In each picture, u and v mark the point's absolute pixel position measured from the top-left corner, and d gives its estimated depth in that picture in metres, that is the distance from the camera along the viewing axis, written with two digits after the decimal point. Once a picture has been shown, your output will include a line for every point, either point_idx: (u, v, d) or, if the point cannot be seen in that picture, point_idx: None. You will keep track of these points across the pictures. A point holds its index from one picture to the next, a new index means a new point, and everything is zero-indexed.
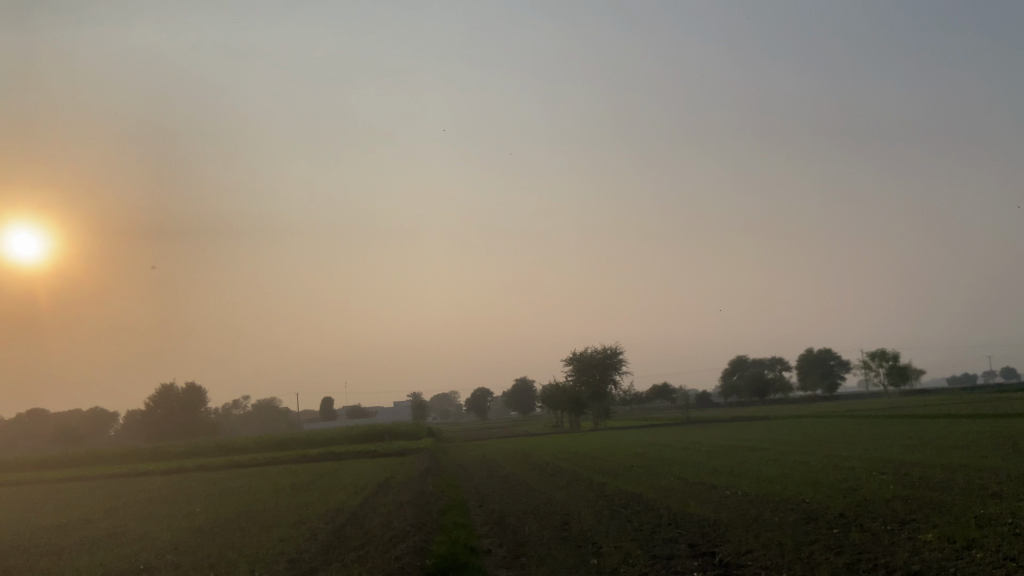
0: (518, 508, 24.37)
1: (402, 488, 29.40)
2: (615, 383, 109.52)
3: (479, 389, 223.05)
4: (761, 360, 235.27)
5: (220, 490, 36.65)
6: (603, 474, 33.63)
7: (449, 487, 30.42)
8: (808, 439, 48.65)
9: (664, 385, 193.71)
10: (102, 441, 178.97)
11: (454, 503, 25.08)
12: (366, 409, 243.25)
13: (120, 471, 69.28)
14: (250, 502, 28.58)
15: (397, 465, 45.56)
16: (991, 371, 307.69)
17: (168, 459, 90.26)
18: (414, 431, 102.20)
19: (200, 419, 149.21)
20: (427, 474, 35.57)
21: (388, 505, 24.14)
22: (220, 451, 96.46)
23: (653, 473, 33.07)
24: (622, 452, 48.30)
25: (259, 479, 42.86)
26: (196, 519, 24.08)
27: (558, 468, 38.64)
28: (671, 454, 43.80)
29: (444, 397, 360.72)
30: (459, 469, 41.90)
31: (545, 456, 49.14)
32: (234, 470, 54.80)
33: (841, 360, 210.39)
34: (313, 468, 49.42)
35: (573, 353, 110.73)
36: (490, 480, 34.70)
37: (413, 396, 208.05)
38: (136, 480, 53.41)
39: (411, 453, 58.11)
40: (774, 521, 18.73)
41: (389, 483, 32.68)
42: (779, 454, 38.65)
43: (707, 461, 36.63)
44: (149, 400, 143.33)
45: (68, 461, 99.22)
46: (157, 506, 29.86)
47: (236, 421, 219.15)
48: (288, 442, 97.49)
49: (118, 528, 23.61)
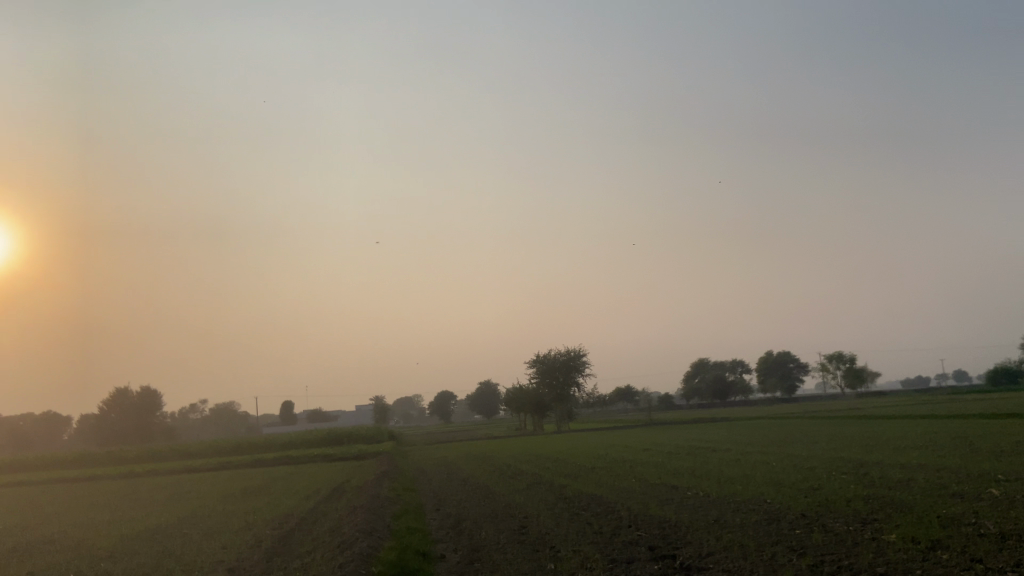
0: (476, 512, 23.69)
1: (356, 492, 28.52)
2: (578, 385, 109.36)
3: (443, 392, 221.82)
4: (722, 363, 237.93)
5: (170, 494, 35.34)
6: (564, 476, 33.11)
7: (406, 491, 29.61)
8: (770, 440, 48.74)
9: (627, 388, 194.67)
10: (55, 446, 174.24)
11: (408, 507, 24.30)
12: (328, 413, 240.53)
13: (70, 476, 67.05)
14: (199, 507, 27.54)
15: (356, 468, 44.60)
16: (943, 374, 315.45)
17: (122, 464, 87.75)
18: (376, 435, 100.88)
19: (157, 423, 146.01)
20: (385, 477, 34.73)
21: (340, 509, 23.29)
22: (176, 456, 94.16)
23: (615, 475, 32.64)
24: (584, 454, 47.85)
25: (212, 483, 41.56)
26: (138, 525, 22.98)
27: (519, 470, 38.03)
28: (633, 455, 43.47)
29: (407, 401, 358.25)
30: (418, 472, 41.09)
31: (506, 458, 48.59)
32: (187, 474, 53.22)
33: (800, 363, 213.60)
34: (269, 471, 48.12)
35: (536, 355, 110.39)
36: (449, 482, 33.98)
37: (376, 399, 206.09)
38: (84, 485, 51.60)
39: (371, 456, 57.00)
40: (736, 523, 18.31)
41: (344, 487, 31.77)
42: (741, 455, 38.51)
43: (668, 463, 36.30)
44: (104, 404, 140.06)
45: (16, 467, 96.05)
46: (99, 512, 28.58)
47: (195, 425, 215.22)
48: (246, 446, 95.53)
49: (53, 533, 22.42)
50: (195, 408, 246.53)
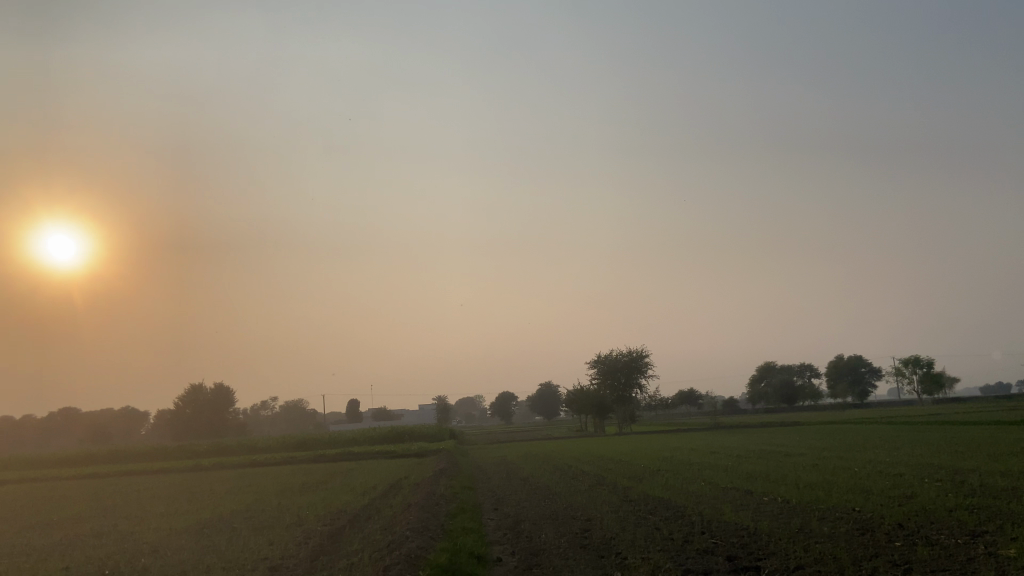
0: (536, 513, 22.38)
1: (412, 489, 27.54)
2: (640, 387, 106.93)
3: (503, 393, 221.03)
4: (790, 367, 230.96)
5: (228, 488, 35.04)
6: (628, 478, 31.50)
7: (463, 489, 28.51)
8: (847, 445, 46.07)
9: (691, 391, 190.65)
10: (131, 441, 179.95)
11: (464, 506, 23.11)
12: (392, 412, 242.57)
13: (139, 469, 68.24)
14: (254, 501, 26.98)
15: (413, 465, 43.76)
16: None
17: (190, 458, 89.29)
18: (437, 433, 100.39)
19: (229, 420, 148.95)
20: (441, 475, 33.68)
21: (394, 507, 22.26)
22: (241, 451, 95.42)
23: (683, 478, 30.89)
24: (650, 455, 46.06)
25: (271, 477, 41.33)
26: (188, 519, 22.39)
27: (580, 471, 36.61)
28: (701, 458, 41.46)
29: (469, 402, 359.10)
30: (477, 470, 40.07)
31: (567, 459, 47.07)
32: (248, 468, 53.26)
33: (873, 368, 205.55)
34: (328, 467, 47.68)
35: (598, 355, 108.48)
36: (508, 482, 32.72)
37: (437, 399, 206.63)
38: (151, 477, 52.29)
39: (430, 455, 56.12)
40: (823, 533, 16.52)
41: (399, 484, 30.80)
42: (818, 460, 36.17)
43: (739, 467, 34.26)
44: (178, 400, 143.77)
45: (91, 460, 98.86)
46: (156, 504, 28.29)
47: (264, 422, 219.68)
48: (310, 442, 96.23)
49: (105, 526, 22.00)
50: (264, 405, 252.14)
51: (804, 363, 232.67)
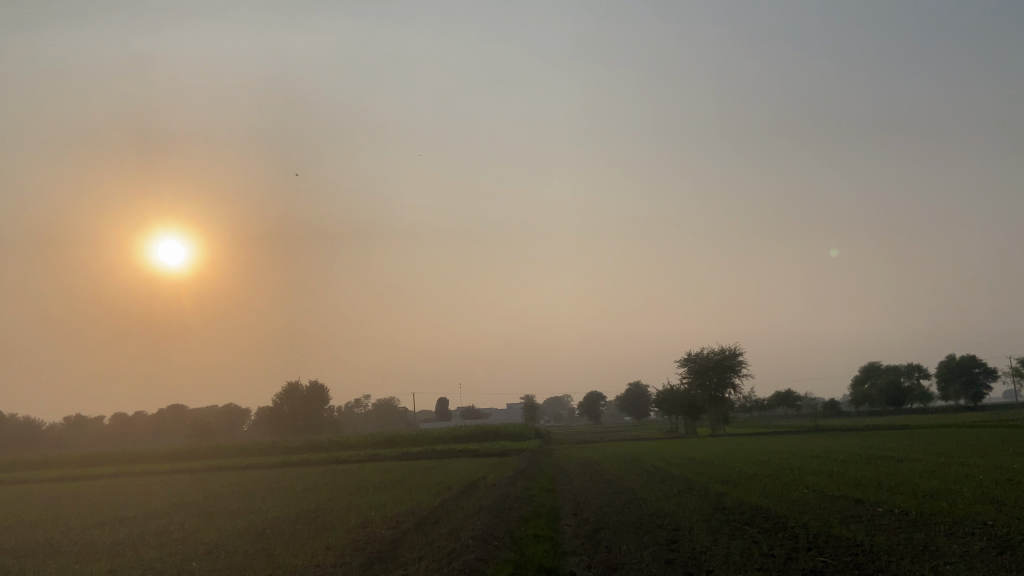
0: (618, 520, 20.51)
1: (488, 490, 26.07)
2: (734, 386, 102.72)
3: (592, 392, 218.21)
4: (896, 368, 218.77)
5: (307, 485, 34.60)
6: (721, 483, 29.16)
7: (542, 491, 26.89)
8: (966, 450, 41.96)
9: (788, 392, 183.09)
10: (233, 437, 186.73)
11: (540, 510, 21.48)
12: (481, 412, 243.30)
13: (233, 464, 69.73)
14: (325, 499, 26.18)
15: (495, 464, 42.56)
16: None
17: (283, 454, 91.06)
18: (524, 432, 99.18)
19: (324, 418, 152.18)
20: (521, 476, 32.21)
21: (465, 509, 20.86)
22: (332, 448, 96.77)
23: (781, 483, 28.41)
24: (744, 459, 43.30)
25: (352, 475, 40.83)
26: (254, 518, 21.63)
27: (668, 474, 34.43)
28: (801, 463, 38.46)
29: (558, 402, 357.43)
30: (560, 472, 38.39)
31: (656, 461, 44.73)
32: (333, 465, 53.26)
33: (989, 368, 192.06)
34: (409, 466, 46.98)
35: (688, 354, 104.97)
36: (591, 485, 30.93)
37: (526, 399, 205.72)
38: (239, 473, 52.91)
39: (513, 454, 54.71)
40: (953, 550, 14.14)
41: (476, 485, 29.47)
42: (935, 466, 32.74)
43: (845, 472, 31.37)
44: (276, 397, 147.71)
45: (193, 455, 102.44)
46: (232, 502, 27.92)
47: (357, 420, 223.99)
48: (398, 440, 96.64)
49: (171, 525, 21.50)
50: (358, 403, 257.53)
51: (911, 363, 219.97)
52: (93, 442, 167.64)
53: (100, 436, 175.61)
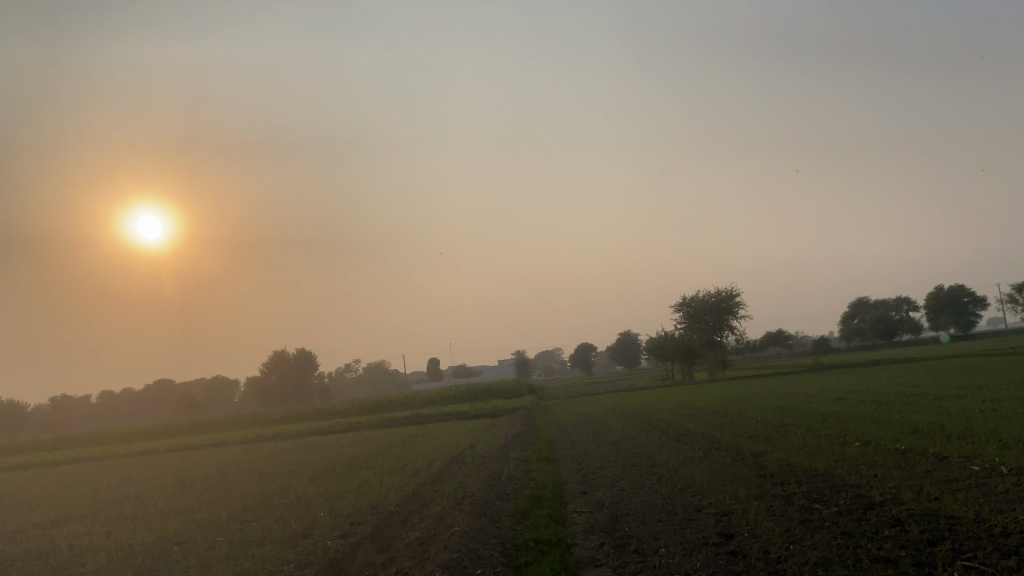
0: (643, 503, 15.91)
1: (474, 468, 21.46)
2: (732, 329, 98.65)
3: (583, 344, 215.00)
4: (886, 301, 216.66)
5: (266, 468, 30.01)
6: (751, 441, 24.65)
7: (541, 463, 22.26)
8: (1005, 381, 37.91)
9: (780, 332, 180.75)
10: (223, 409, 182.78)
11: (540, 493, 16.83)
12: (472, 369, 240.18)
13: (210, 440, 65.17)
14: (275, 491, 21.61)
15: (485, 429, 38.06)
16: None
17: (267, 426, 86.52)
18: (516, 387, 95.01)
19: (315, 385, 147.89)
20: (516, 443, 27.58)
21: (444, 501, 16.06)
22: (319, 417, 92.40)
23: (825, 436, 23.90)
24: (761, 406, 38.92)
25: (326, 450, 36.39)
26: (171, 528, 16.97)
27: (683, 430, 30.00)
28: (828, 408, 34.28)
29: (549, 355, 354.76)
30: (559, 434, 33.89)
31: (663, 414, 40.38)
32: (310, 438, 48.72)
33: (978, 297, 189.87)
34: (391, 435, 42.41)
35: (683, 298, 100.51)
36: (598, 450, 26.42)
37: (517, 353, 202.11)
38: (211, 451, 48.49)
39: (506, 415, 50.35)
40: None
41: (461, 459, 24.79)
42: (992, 404, 28.48)
43: (891, 418, 27.04)
44: (263, 366, 142.75)
45: (176, 431, 98.00)
46: (166, 496, 23.55)
47: (348, 384, 220.51)
48: (386, 404, 92.30)
49: (59, 542, 16.85)
50: (349, 368, 254.15)
51: (901, 295, 217.82)
52: (80, 421, 163.32)
53: (87, 414, 171.16)
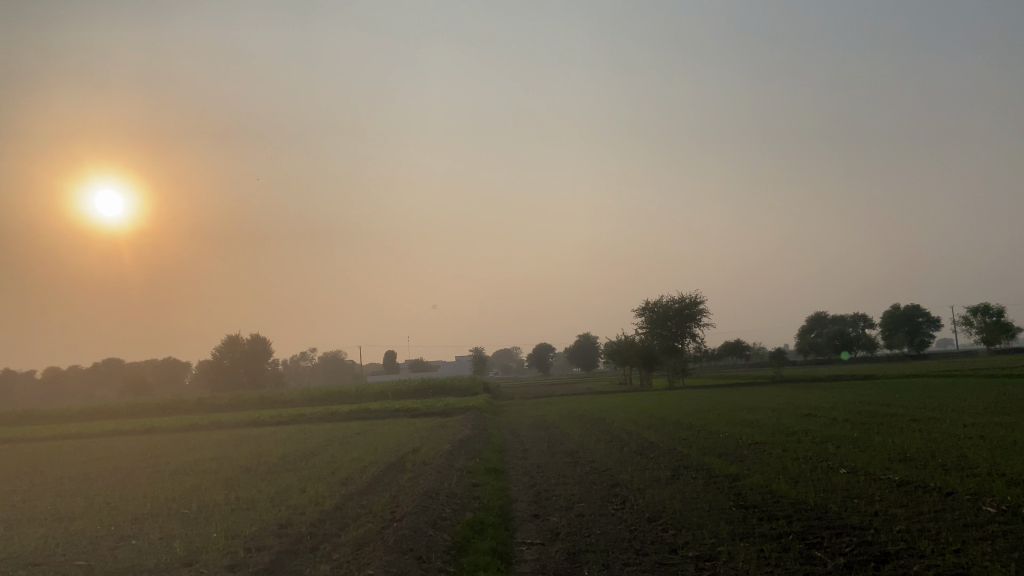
0: (606, 534, 13.44)
1: (412, 480, 18.75)
2: (693, 336, 96.99)
3: (543, 344, 213.17)
4: (842, 317, 218.77)
5: (184, 464, 26.89)
6: (723, 461, 22.27)
7: (489, 478, 19.56)
8: (980, 405, 36.36)
9: (738, 342, 180.92)
10: (170, 392, 176.81)
11: (485, 518, 14.20)
12: (430, 364, 237.03)
13: (144, 425, 61.17)
14: (179, 496, 18.68)
15: (432, 430, 35.21)
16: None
17: (210, 413, 82.41)
18: (472, 385, 92.09)
19: (267, 372, 143.15)
20: (462, 449, 24.85)
21: (368, 523, 13.33)
22: (266, 406, 88.50)
23: (804, 459, 21.68)
24: (727, 419, 36.72)
25: (257, 445, 33.37)
26: (32, 541, 14.02)
27: (647, 443, 27.59)
28: (800, 425, 32.13)
29: (507, 353, 351.81)
30: (511, 440, 31.25)
31: (624, 423, 37.91)
32: (246, 430, 45.37)
33: (932, 318, 192.89)
34: (332, 431, 39.31)
35: (647, 302, 98.67)
36: (553, 462, 23.87)
37: (475, 349, 199.15)
38: (139, 438, 44.98)
39: (458, 415, 47.57)
40: None
41: (400, 466, 22.04)
42: (977, 431, 26.57)
43: (873, 442, 24.95)
44: (215, 351, 137.89)
45: (115, 414, 93.29)
46: (56, 495, 20.49)
47: (303, 373, 215.68)
48: (337, 396, 88.88)
49: None
50: (304, 356, 249.39)
51: (857, 313, 219.75)
52: (17, 398, 156.22)
53: (26, 390, 164.01)
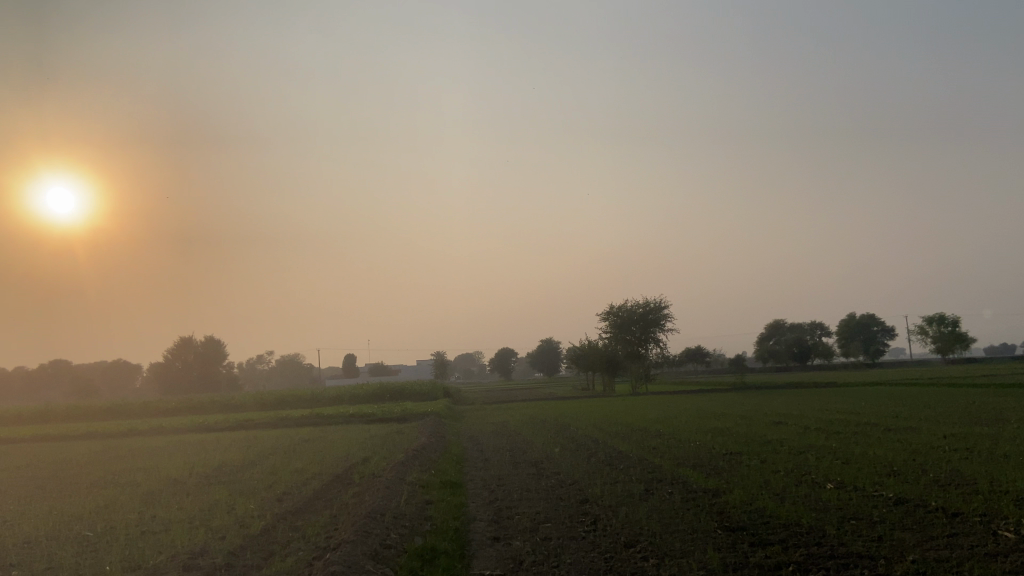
0: (578, 564, 11.54)
1: (357, 496, 16.67)
2: (657, 342, 95.88)
3: (504, 349, 211.42)
4: (800, 325, 220.96)
5: (108, 474, 24.47)
6: (699, 474, 20.52)
7: (443, 493, 17.52)
8: (952, 415, 35.50)
9: (699, 349, 181.10)
10: (121, 395, 170.98)
11: (436, 543, 12.21)
12: (390, 368, 233.54)
13: (84, 429, 57.91)
14: (87, 515, 16.36)
15: (385, 437, 33.06)
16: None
17: (158, 417, 78.96)
18: (432, 390, 89.82)
19: (221, 375, 138.91)
20: (417, 460, 22.82)
21: (296, 553, 11.30)
22: (218, 410, 85.26)
23: (786, 472, 20.07)
24: (696, 427, 35.14)
25: (196, 453, 30.96)
26: None
27: (615, 454, 25.79)
28: (773, 434, 30.61)
29: (469, 357, 348.94)
30: (470, 449, 29.25)
31: (587, 430, 36.17)
32: (190, 435, 42.73)
33: (887, 327, 195.68)
34: (279, 438, 36.94)
35: (611, 306, 97.42)
36: (516, 473, 21.99)
37: (436, 354, 196.49)
38: (73, 444, 42.06)
39: (415, 420, 45.46)
40: None
41: (347, 479, 19.97)
42: (960, 442, 25.29)
43: (855, 453, 23.45)
44: (167, 352, 133.57)
45: (56, 417, 89.04)
46: None
47: (260, 376, 210.83)
48: (291, 400, 85.94)
49: None
50: (261, 359, 243.96)
51: (815, 321, 222.13)
52: None
53: None
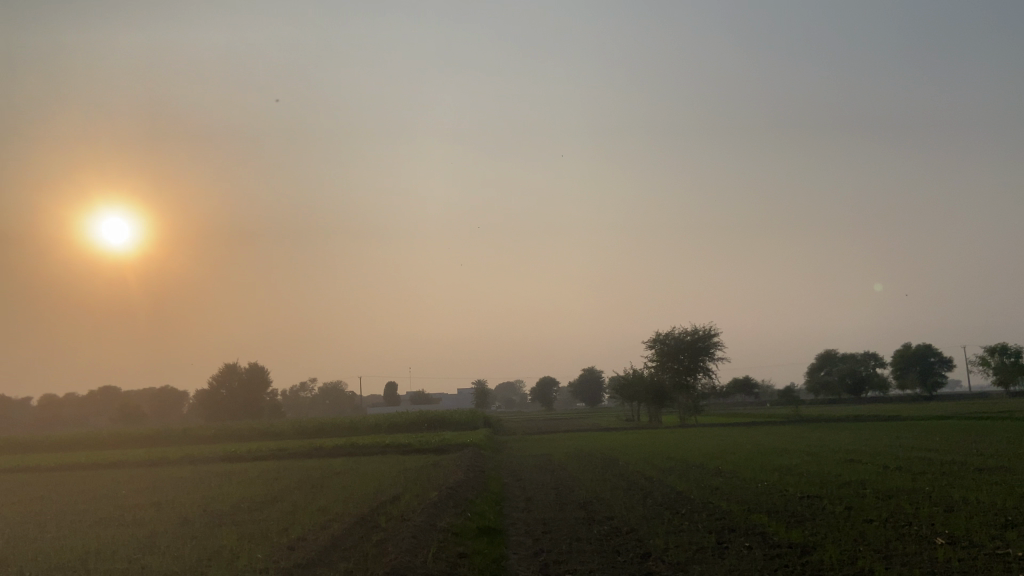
0: None
1: (381, 546, 14.16)
2: (706, 372, 92.02)
3: (547, 377, 207.92)
4: (852, 356, 213.50)
5: (119, 510, 22.54)
6: (779, 522, 17.59)
7: (481, 544, 14.92)
8: None
9: (747, 379, 175.56)
10: (166, 421, 171.46)
11: None
12: (432, 397, 231.33)
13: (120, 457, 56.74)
14: (66, 565, 14.15)
15: (421, 471, 30.62)
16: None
17: (197, 444, 77.85)
18: (472, 419, 87.29)
19: (265, 402, 138.15)
20: (452, 500, 20.33)
21: None
22: (257, 437, 83.90)
23: (883, 523, 17.04)
24: (758, 464, 31.96)
25: (219, 486, 29.00)
26: None
27: (674, 495, 22.92)
28: (849, 473, 27.36)
29: (510, 386, 345.46)
30: (512, 486, 26.57)
31: (639, 466, 33.22)
32: (222, 465, 40.96)
33: (945, 357, 187.42)
34: (310, 469, 34.86)
35: (658, 334, 93.91)
36: (563, 517, 19.34)
37: (478, 381, 193.94)
38: (101, 473, 40.56)
39: (454, 452, 43.05)
40: None
41: (371, 521, 17.58)
42: None
43: (955, 500, 20.18)
44: (212, 379, 133.27)
45: (98, 443, 88.57)
46: None
47: (302, 404, 210.36)
48: (331, 428, 84.21)
49: None
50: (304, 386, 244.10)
51: (868, 351, 214.43)
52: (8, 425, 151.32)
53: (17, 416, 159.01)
